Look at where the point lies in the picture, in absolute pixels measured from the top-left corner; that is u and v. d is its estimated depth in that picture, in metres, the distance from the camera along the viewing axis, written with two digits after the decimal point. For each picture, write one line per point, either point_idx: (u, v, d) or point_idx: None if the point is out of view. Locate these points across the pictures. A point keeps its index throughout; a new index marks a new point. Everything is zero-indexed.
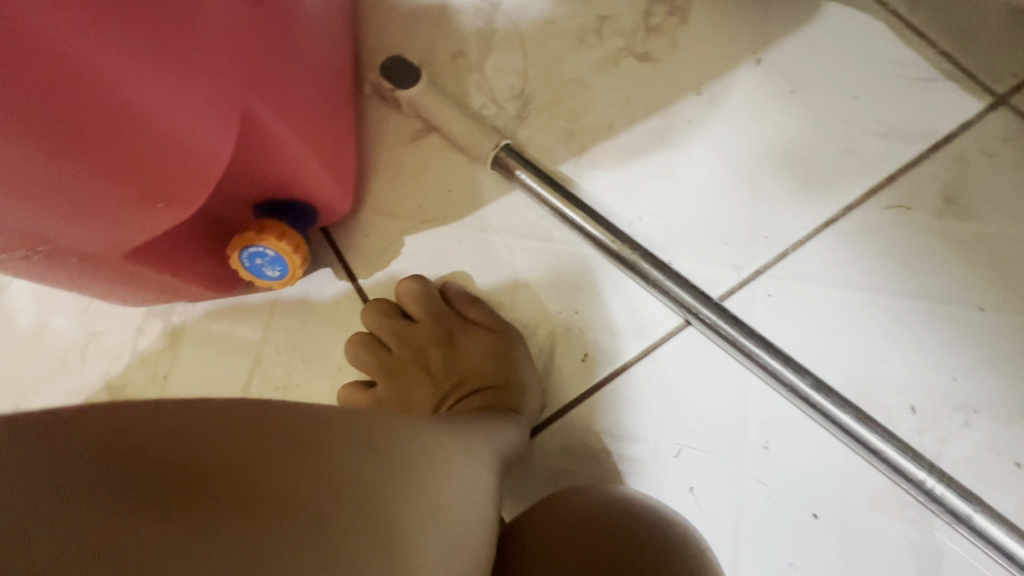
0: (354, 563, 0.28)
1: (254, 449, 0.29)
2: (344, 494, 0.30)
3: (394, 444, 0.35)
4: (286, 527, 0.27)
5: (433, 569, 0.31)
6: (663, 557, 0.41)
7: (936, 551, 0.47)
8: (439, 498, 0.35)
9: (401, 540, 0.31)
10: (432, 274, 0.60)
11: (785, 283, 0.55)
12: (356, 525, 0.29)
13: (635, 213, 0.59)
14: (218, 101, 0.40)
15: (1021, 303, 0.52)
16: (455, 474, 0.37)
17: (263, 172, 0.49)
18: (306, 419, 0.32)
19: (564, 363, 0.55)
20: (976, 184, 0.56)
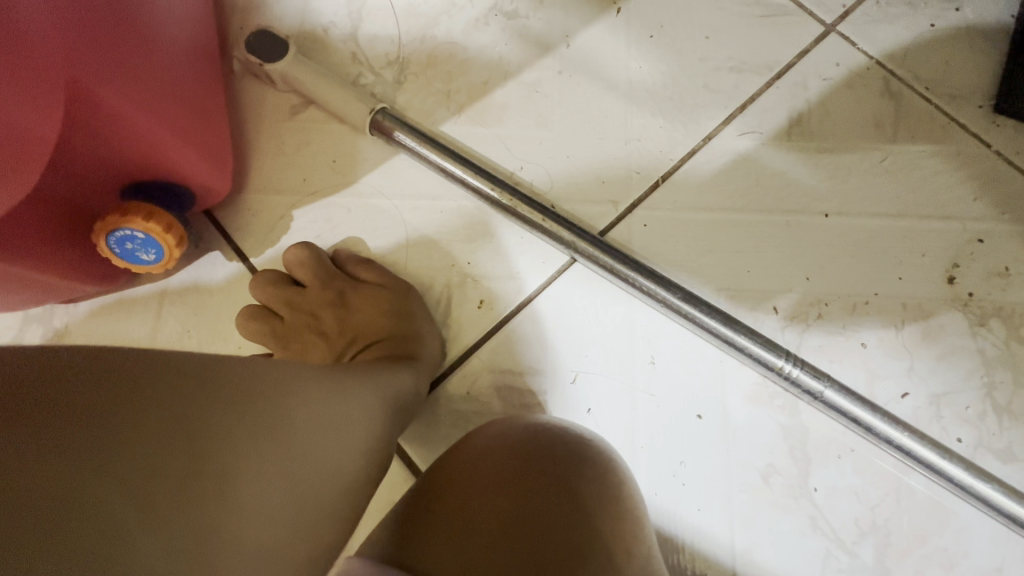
0: (193, 506, 0.29)
1: (105, 390, 0.28)
2: (198, 440, 0.30)
3: (266, 392, 0.35)
4: (126, 473, 0.28)
5: (279, 507, 0.34)
6: (579, 477, 0.39)
7: (801, 429, 0.53)
8: (309, 441, 0.36)
9: (253, 484, 0.32)
10: (325, 244, 0.60)
11: (658, 213, 0.59)
12: (205, 470, 0.30)
13: (517, 163, 0.62)
14: (27, 71, 0.38)
15: (859, 206, 0.59)
16: (326, 414, 0.38)
17: (116, 153, 0.47)
18: (174, 360, 0.32)
19: (462, 312, 0.57)
20: (816, 105, 0.62)
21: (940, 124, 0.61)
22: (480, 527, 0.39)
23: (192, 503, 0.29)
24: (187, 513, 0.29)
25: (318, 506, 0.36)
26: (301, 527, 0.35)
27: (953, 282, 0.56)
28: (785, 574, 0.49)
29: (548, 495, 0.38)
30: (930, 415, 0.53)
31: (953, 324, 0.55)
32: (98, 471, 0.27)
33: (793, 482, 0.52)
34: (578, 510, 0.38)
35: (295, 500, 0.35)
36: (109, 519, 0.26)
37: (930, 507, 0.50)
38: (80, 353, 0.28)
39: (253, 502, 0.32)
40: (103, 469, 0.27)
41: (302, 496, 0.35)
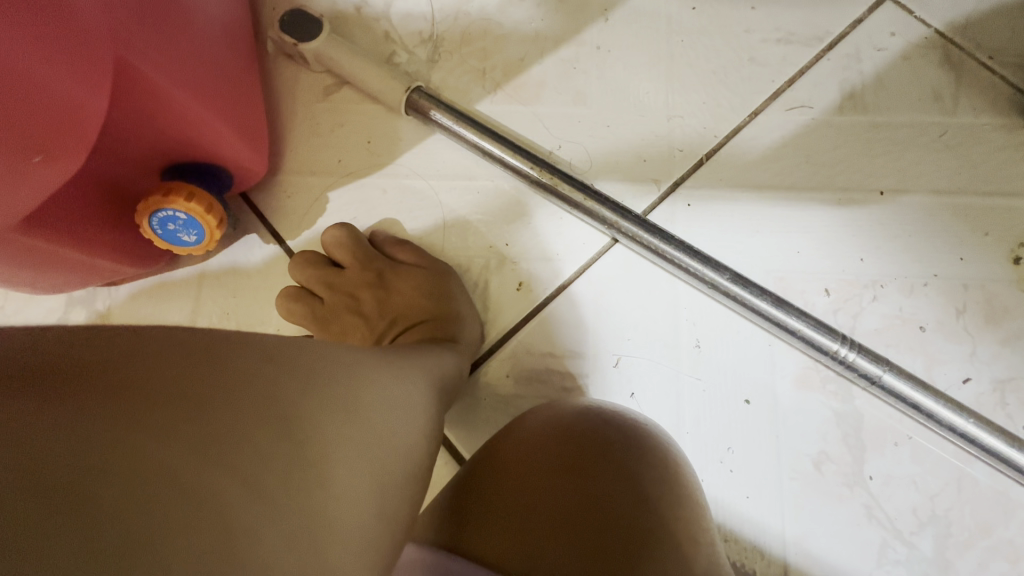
0: (286, 478, 0.29)
1: (188, 369, 0.29)
2: (274, 410, 0.30)
3: (329, 368, 0.35)
4: (211, 441, 0.27)
5: (362, 484, 0.33)
6: (632, 456, 0.39)
7: (855, 415, 0.51)
8: (375, 415, 0.36)
9: (332, 452, 0.32)
10: (361, 226, 0.59)
11: (702, 192, 0.57)
12: (285, 438, 0.30)
13: (554, 142, 0.60)
14: (81, 42, 0.38)
15: (916, 184, 0.56)
16: (390, 395, 0.38)
17: (156, 131, 0.47)
18: (244, 344, 0.32)
19: (500, 294, 0.56)
20: (870, 77, 0.59)
21: (1006, 96, 0.58)
22: (540, 513, 0.38)
23: (278, 470, 0.29)
24: (274, 479, 0.29)
25: (392, 481, 0.35)
26: (381, 500, 0.34)
27: (1019, 262, 0.53)
28: (839, 565, 0.48)
29: (604, 469, 0.38)
30: (993, 403, 0.50)
31: (1019, 306, 0.52)
32: (185, 438, 0.27)
33: (847, 470, 0.50)
34: (634, 486, 0.37)
35: (373, 472, 0.34)
36: (207, 489, 0.26)
37: (993, 497, 0.48)
38: (156, 336, 0.29)
39: (336, 471, 0.32)
40: (189, 437, 0.27)
41: (378, 468, 0.34)
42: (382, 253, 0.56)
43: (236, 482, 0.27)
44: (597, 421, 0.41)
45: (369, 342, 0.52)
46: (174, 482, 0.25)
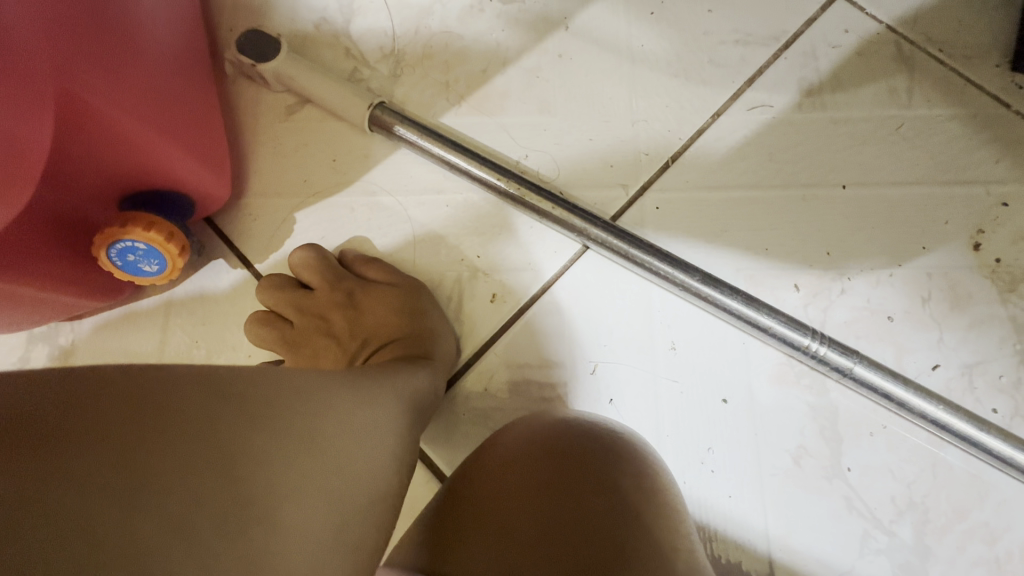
0: (234, 525, 0.28)
1: (131, 410, 0.27)
2: (226, 447, 0.29)
3: (290, 400, 0.34)
4: (150, 490, 0.26)
5: (316, 522, 0.32)
6: (606, 465, 0.39)
7: (831, 408, 0.51)
8: (336, 449, 0.35)
9: (285, 493, 0.31)
10: (330, 245, 0.58)
11: (670, 194, 0.58)
12: (234, 479, 0.29)
13: (521, 151, 0.60)
14: (20, 79, 0.37)
15: (877, 176, 0.57)
16: (351, 422, 0.37)
17: (109, 162, 0.46)
18: (195, 376, 0.31)
19: (474, 307, 0.56)
20: (827, 74, 0.60)
21: (957, 87, 0.59)
22: (519, 532, 0.37)
23: (222, 514, 0.28)
24: (219, 523, 0.27)
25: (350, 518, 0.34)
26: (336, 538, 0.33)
27: (979, 248, 0.54)
28: (823, 559, 0.48)
29: (580, 481, 0.38)
30: (962, 387, 0.51)
31: (981, 292, 0.53)
32: (124, 483, 0.25)
33: (826, 463, 0.50)
34: (611, 495, 0.37)
35: (329, 509, 0.33)
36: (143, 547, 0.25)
37: (967, 481, 0.49)
38: (98, 372, 0.27)
39: (287, 512, 0.30)
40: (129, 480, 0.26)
41: (334, 506, 0.33)
42: (352, 272, 0.56)
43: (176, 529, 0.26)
44: (572, 433, 0.41)
45: (342, 363, 0.52)
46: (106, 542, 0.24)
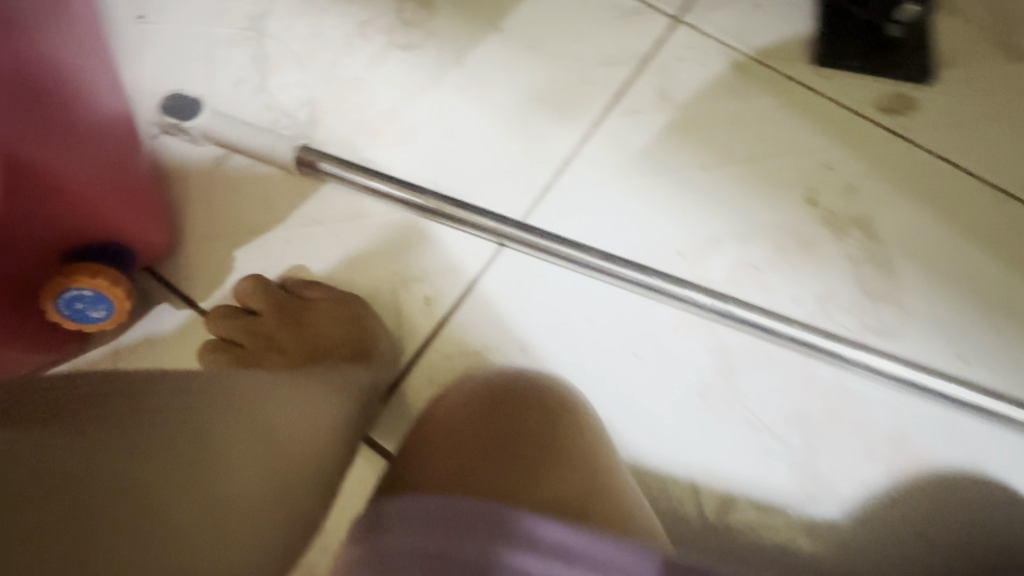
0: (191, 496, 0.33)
1: (86, 414, 0.32)
2: (176, 431, 0.34)
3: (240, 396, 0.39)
4: (112, 477, 0.31)
5: (262, 488, 0.38)
6: None
7: (722, 347, 0.61)
8: (286, 434, 0.41)
9: (245, 473, 0.36)
10: (270, 275, 0.63)
11: (567, 192, 0.68)
12: (198, 466, 0.34)
13: (435, 173, 0.69)
14: None
15: (729, 158, 0.70)
16: (288, 400, 0.43)
17: (51, 216, 0.50)
18: (139, 379, 0.36)
19: (411, 310, 0.62)
20: (677, 82, 0.74)
21: (776, 82, 0.74)
22: None
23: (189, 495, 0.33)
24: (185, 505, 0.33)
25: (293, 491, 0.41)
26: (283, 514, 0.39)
27: (814, 203, 0.68)
28: (735, 473, 0.57)
29: None
30: (819, 314, 0.63)
31: (821, 237, 0.66)
32: (103, 476, 0.31)
33: (726, 393, 0.59)
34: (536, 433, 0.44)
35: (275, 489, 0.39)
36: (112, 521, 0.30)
37: (835, 386, 0.60)
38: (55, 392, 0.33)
39: (247, 483, 0.36)
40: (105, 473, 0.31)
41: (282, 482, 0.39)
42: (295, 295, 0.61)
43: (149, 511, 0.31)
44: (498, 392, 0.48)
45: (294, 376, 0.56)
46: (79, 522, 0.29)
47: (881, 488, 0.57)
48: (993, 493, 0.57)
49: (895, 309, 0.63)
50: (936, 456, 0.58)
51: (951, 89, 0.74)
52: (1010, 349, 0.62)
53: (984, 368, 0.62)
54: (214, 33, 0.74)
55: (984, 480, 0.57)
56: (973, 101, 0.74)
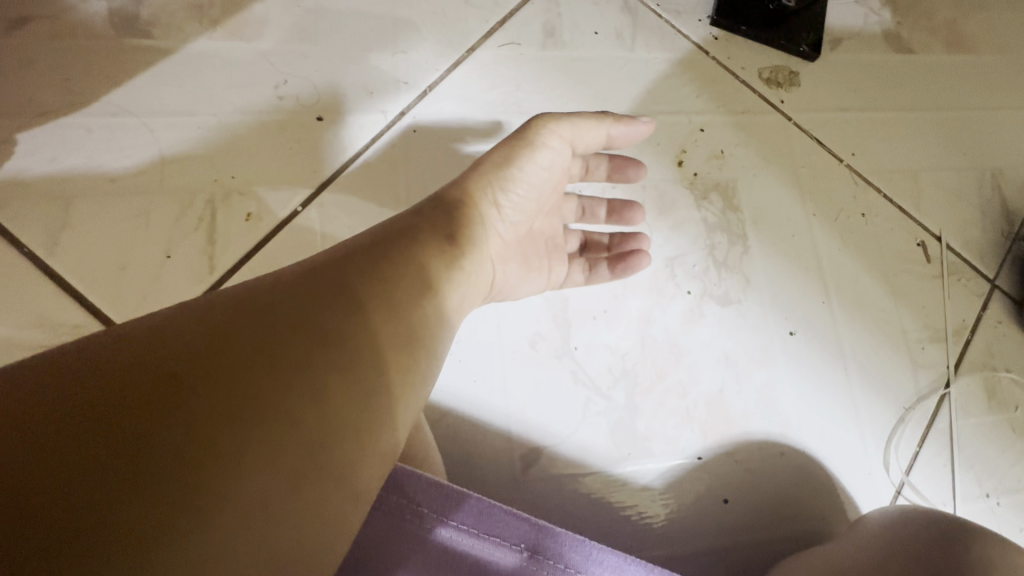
0: (237, 441, 0.32)
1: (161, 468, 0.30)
2: (247, 446, 0.32)
3: (348, 329, 0.37)
4: (220, 460, 0.31)
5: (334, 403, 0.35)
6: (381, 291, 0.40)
7: (561, 297, 0.59)
8: (357, 349, 0.37)
9: (372, 383, 0.37)
10: (60, 167, 0.54)
11: (427, 119, 0.62)
12: (285, 455, 0.33)
13: (279, 76, 0.61)
14: None
15: (603, 107, 0.67)
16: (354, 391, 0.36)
17: None
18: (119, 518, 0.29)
19: (227, 225, 0.55)
20: (567, 19, 0.68)
21: (667, 37, 0.71)
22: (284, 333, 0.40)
23: (221, 442, 0.32)
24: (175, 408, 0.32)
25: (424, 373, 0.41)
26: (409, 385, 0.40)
27: (681, 165, 0.66)
28: (548, 422, 0.56)
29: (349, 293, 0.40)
30: (666, 276, 0.62)
31: (682, 199, 0.65)
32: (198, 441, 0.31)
33: (557, 345, 0.58)
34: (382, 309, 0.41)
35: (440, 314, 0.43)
36: (186, 475, 0.30)
37: (668, 348, 0.59)
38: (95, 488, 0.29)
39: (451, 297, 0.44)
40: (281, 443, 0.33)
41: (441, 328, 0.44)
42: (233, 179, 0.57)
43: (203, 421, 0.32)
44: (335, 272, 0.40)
45: (197, 282, 0.54)
46: (173, 465, 0.30)
47: (692, 451, 0.57)
48: (793, 459, 0.59)
49: (739, 278, 0.63)
50: (749, 424, 0.59)
51: (834, 69, 0.74)
52: (837, 332, 0.64)
53: (813, 346, 0.63)
54: None
55: (789, 448, 0.59)
56: (851, 84, 0.74)
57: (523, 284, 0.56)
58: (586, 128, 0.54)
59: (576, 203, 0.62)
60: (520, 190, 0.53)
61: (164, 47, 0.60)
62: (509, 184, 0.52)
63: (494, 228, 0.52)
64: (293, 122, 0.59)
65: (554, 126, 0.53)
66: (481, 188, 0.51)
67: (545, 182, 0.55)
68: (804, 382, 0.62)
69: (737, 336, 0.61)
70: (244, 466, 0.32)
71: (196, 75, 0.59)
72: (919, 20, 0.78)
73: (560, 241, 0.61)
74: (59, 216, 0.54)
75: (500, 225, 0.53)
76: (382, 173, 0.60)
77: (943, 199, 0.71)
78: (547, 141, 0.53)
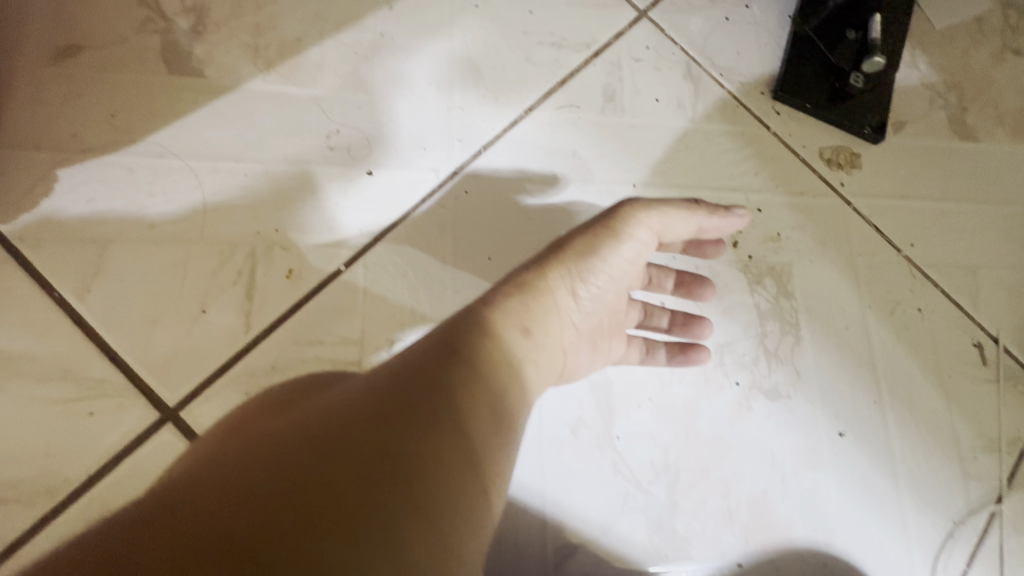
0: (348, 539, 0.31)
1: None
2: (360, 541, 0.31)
3: (423, 452, 0.35)
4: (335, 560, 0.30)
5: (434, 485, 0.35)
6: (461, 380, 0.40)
7: (605, 381, 0.57)
8: (434, 474, 0.35)
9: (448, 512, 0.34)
10: (99, 209, 0.52)
11: (479, 180, 0.60)
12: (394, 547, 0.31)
13: (332, 125, 0.59)
14: None
15: (659, 178, 0.64)
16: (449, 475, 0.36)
17: None
18: None
19: (266, 282, 0.53)
20: (628, 83, 0.66)
21: (728, 110, 0.69)
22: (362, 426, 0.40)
23: (334, 541, 0.30)
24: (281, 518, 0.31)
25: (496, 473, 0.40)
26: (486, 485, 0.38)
27: (737, 246, 0.63)
28: (586, 516, 0.53)
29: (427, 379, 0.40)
30: (715, 364, 0.59)
31: (735, 282, 0.62)
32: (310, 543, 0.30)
33: (599, 433, 0.55)
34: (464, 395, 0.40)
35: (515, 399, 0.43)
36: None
37: (712, 443, 0.57)
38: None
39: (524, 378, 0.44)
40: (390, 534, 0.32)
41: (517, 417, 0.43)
42: (278, 232, 0.55)
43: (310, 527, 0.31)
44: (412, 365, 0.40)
45: (231, 341, 0.51)
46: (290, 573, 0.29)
47: (733, 556, 0.54)
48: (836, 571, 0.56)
49: (790, 371, 0.61)
50: (793, 530, 0.56)
51: (895, 154, 0.72)
52: (888, 435, 0.61)
53: (862, 448, 0.60)
54: None
55: (832, 558, 0.56)
56: (913, 171, 0.71)
57: (590, 367, 0.54)
58: (677, 221, 0.53)
59: (646, 274, 0.59)
60: (600, 280, 0.51)
61: (215, 87, 0.58)
62: (590, 275, 0.50)
63: (570, 317, 0.49)
64: (343, 176, 0.57)
65: (642, 216, 0.52)
66: (560, 276, 0.49)
67: (626, 273, 0.53)
68: (852, 487, 0.59)
69: (785, 433, 0.59)
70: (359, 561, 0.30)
71: (246, 118, 0.57)
72: (984, 107, 0.76)
73: (623, 317, 0.58)
74: (95, 260, 0.51)
75: (576, 314, 0.50)
76: (429, 234, 0.57)
77: (1002, 299, 0.69)
78: (636, 237, 0.52)
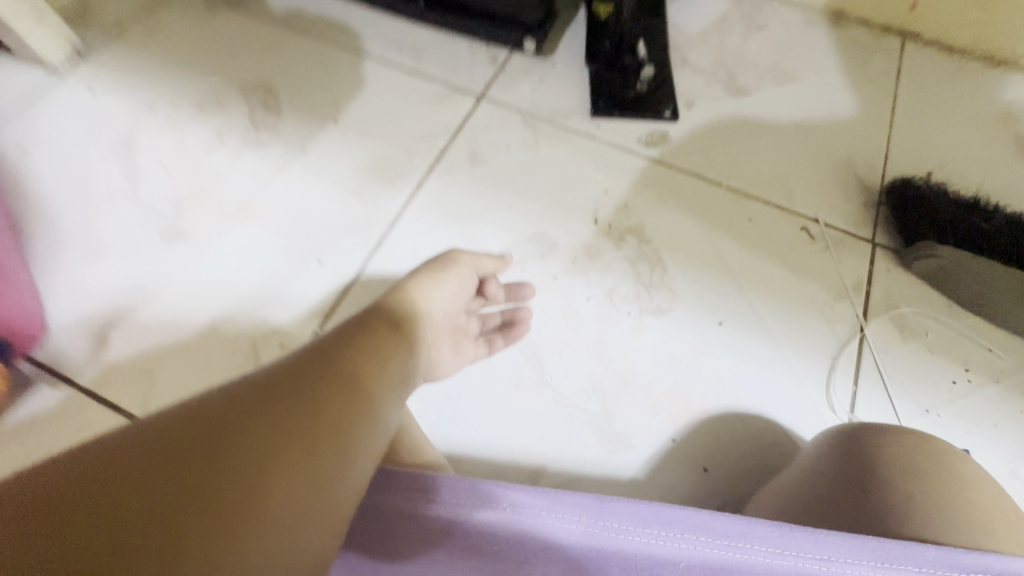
0: (252, 496, 0.35)
1: (199, 533, 0.33)
2: (267, 491, 0.36)
3: (318, 417, 0.40)
4: (248, 511, 0.35)
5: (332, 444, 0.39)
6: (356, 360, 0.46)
7: (530, 344, 0.75)
8: (332, 428, 0.40)
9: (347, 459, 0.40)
10: (144, 348, 0.74)
11: (397, 240, 0.83)
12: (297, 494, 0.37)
13: (285, 240, 0.82)
14: None
15: (527, 196, 0.87)
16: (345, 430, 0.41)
17: None
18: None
19: (267, 354, 0.75)
20: (485, 144, 0.92)
21: (563, 136, 0.94)
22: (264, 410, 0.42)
23: (243, 497, 0.35)
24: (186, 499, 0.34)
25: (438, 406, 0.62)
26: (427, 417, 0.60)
27: (597, 222, 0.85)
28: (546, 442, 0.70)
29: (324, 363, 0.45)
30: (608, 306, 0.78)
31: (604, 246, 0.83)
32: (218, 507, 0.34)
33: (535, 380, 0.73)
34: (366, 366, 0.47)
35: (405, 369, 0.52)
36: (223, 536, 0.34)
37: (623, 360, 0.74)
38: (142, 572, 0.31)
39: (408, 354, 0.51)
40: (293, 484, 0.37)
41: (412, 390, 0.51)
42: (267, 319, 0.77)
43: (216, 495, 0.35)
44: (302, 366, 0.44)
45: None
46: (205, 535, 0.33)
47: (666, 436, 0.70)
48: (752, 423, 0.72)
49: (666, 293, 0.80)
50: (707, 403, 0.72)
51: (696, 123, 0.96)
52: (758, 312, 0.79)
53: (739, 328, 0.78)
54: (88, 155, 0.87)
55: (745, 413, 0.72)
56: (712, 129, 0.96)
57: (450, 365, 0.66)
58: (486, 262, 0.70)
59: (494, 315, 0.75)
60: (448, 288, 0.64)
61: (200, 242, 0.81)
62: (439, 283, 0.63)
63: (434, 317, 0.60)
64: (302, 270, 0.80)
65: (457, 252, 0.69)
66: (420, 284, 0.61)
67: (461, 296, 0.67)
68: (742, 358, 0.75)
69: (676, 336, 0.76)
70: (266, 509, 0.36)
71: (226, 255, 0.80)
72: (748, 70, 1.02)
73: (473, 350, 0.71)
74: (147, 381, 0.72)
75: (439, 315, 0.62)
76: (374, 288, 0.79)
77: (810, 191, 0.90)
78: (462, 262, 0.67)
